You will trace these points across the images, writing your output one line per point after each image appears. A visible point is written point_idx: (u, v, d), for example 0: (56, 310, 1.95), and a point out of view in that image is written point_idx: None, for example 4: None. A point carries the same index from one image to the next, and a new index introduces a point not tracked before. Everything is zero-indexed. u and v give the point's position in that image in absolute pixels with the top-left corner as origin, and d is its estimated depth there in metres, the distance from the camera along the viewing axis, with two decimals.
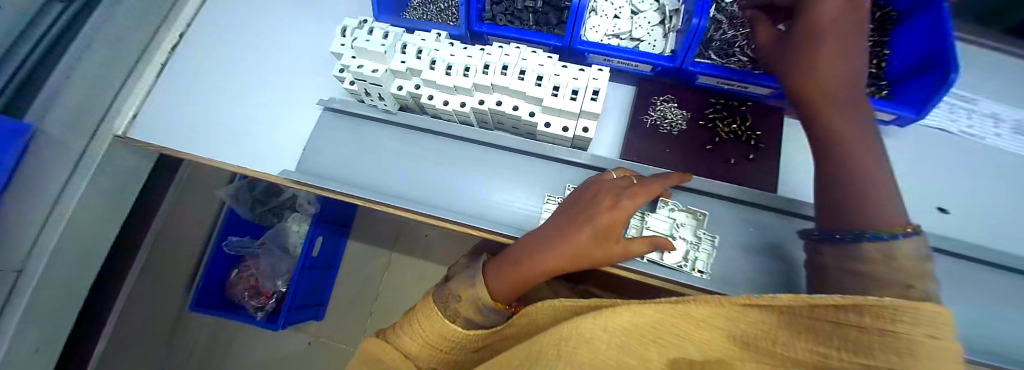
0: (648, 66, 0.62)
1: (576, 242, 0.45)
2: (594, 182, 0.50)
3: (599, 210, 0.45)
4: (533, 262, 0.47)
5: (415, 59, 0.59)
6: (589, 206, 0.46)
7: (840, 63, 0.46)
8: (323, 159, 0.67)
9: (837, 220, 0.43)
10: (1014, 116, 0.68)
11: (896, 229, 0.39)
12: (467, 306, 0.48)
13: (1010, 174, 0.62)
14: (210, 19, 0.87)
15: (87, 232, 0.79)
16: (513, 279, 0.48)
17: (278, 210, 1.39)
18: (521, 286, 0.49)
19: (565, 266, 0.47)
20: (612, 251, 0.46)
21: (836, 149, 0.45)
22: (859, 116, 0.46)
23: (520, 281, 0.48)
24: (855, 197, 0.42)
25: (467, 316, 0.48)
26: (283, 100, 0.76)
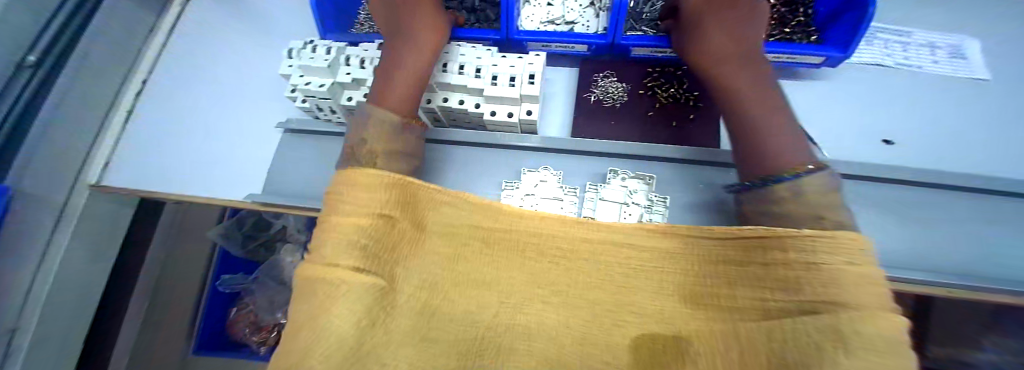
0: (584, 46, 0.64)
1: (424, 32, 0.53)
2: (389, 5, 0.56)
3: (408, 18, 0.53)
4: (403, 57, 0.51)
5: (359, 69, 0.61)
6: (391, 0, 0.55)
7: (727, 26, 0.47)
8: (287, 179, 0.69)
9: (752, 171, 0.41)
10: (946, 43, 0.70)
11: (800, 168, 0.36)
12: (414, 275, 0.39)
13: (951, 97, 0.64)
14: (174, 63, 0.88)
15: (78, 284, 0.80)
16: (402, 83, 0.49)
17: (269, 244, 1.30)
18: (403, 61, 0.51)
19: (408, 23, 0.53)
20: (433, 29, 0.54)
21: (733, 106, 0.44)
22: (755, 68, 0.45)
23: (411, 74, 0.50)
24: (758, 145, 0.40)
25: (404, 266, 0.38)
26: (246, 128, 0.78)
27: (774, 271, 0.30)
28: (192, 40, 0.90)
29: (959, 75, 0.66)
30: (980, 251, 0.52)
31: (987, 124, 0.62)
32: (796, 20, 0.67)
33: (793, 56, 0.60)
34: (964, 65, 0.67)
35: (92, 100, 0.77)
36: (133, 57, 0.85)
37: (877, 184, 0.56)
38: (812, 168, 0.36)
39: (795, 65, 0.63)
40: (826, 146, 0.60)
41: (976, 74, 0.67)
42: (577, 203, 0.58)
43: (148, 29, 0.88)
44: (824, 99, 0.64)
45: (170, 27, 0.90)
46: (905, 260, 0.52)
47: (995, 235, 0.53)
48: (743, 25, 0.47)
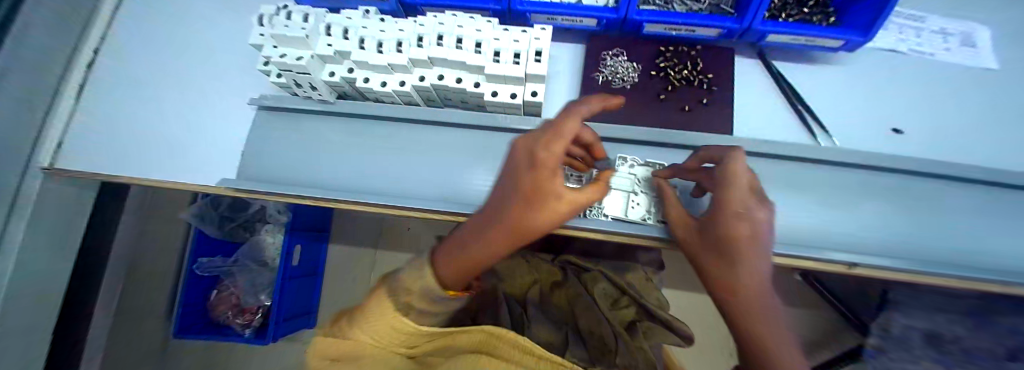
0: (593, 21, 0.58)
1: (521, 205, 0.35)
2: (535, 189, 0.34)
3: (526, 170, 0.34)
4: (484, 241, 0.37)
5: (343, 40, 0.54)
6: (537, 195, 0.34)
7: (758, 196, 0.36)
8: (264, 162, 0.63)
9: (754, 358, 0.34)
10: (958, 29, 0.69)
11: None
12: (417, 296, 0.33)
13: (961, 86, 0.63)
14: (132, 30, 0.78)
15: (37, 276, 0.73)
16: (459, 262, 0.36)
17: (249, 225, 1.32)
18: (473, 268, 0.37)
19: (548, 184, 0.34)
20: (554, 212, 0.35)
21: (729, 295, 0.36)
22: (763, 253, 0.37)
23: (471, 259, 0.36)
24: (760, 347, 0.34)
25: (420, 309, 0.34)
26: (215, 104, 0.70)
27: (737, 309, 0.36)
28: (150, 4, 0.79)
29: (969, 63, 0.65)
30: (984, 243, 0.52)
31: (993, 116, 0.61)
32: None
33: (807, 39, 0.56)
34: (973, 54, 0.66)
35: (44, 71, 0.66)
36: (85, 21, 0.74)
37: (888, 174, 0.54)
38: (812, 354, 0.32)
39: (813, 48, 0.59)
40: (841, 135, 0.58)
41: (986, 63, 0.65)
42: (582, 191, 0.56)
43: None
44: (838, 83, 0.62)
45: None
46: (909, 252, 0.53)
47: (1001, 228, 0.53)
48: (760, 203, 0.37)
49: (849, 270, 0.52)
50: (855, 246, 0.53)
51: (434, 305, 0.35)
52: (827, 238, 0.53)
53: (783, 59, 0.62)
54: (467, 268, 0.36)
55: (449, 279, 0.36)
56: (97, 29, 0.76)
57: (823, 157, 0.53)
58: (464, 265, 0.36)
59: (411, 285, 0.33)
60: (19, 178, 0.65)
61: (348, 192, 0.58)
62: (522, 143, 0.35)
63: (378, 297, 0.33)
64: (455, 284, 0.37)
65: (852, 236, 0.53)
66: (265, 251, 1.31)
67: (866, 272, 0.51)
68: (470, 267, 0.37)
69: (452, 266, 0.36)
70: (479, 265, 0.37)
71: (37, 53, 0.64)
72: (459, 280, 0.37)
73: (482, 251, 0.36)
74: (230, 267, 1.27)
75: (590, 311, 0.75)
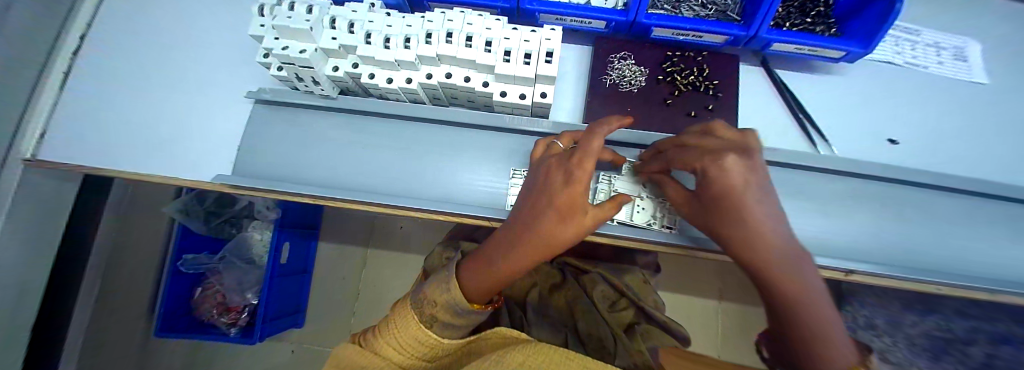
0: (602, 23, 0.58)
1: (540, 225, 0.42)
2: (553, 208, 0.41)
3: (543, 193, 0.42)
4: (506, 258, 0.43)
5: (347, 34, 0.53)
6: (564, 211, 0.40)
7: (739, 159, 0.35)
8: (261, 157, 0.61)
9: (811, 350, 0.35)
10: (950, 43, 0.71)
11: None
12: (444, 310, 0.41)
13: (953, 98, 0.65)
14: (119, 17, 0.74)
15: (10, 274, 0.70)
16: (483, 277, 0.44)
17: (236, 221, 1.29)
18: (499, 283, 0.45)
19: (559, 199, 0.40)
20: (576, 229, 0.41)
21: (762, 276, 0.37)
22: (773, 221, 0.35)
23: (499, 273, 0.44)
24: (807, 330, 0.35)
25: (445, 321, 0.42)
26: (208, 96, 0.68)
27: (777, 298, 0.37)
28: None
29: (960, 77, 0.67)
30: (976, 252, 0.54)
31: (982, 128, 0.64)
32: (816, 9, 0.65)
33: (813, 48, 0.57)
34: (964, 67, 0.69)
35: (25, 56, 0.62)
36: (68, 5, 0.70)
37: (886, 183, 0.56)
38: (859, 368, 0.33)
39: (814, 57, 0.60)
40: (842, 144, 0.60)
41: (976, 77, 0.68)
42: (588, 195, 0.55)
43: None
44: (837, 92, 0.63)
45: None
46: (903, 260, 0.54)
47: (990, 237, 0.55)
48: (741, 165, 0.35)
49: (845, 277, 0.53)
50: (853, 253, 0.54)
51: (459, 317, 0.42)
52: (827, 245, 0.54)
53: (786, 67, 0.63)
54: (496, 280, 0.44)
55: (478, 293, 0.44)
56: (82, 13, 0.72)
57: (826, 165, 0.54)
58: (493, 277, 0.44)
59: (439, 302, 0.41)
60: None
61: (350, 190, 0.57)
62: (541, 175, 0.44)
63: (405, 313, 0.42)
64: (480, 297, 0.45)
65: (850, 244, 0.54)
66: (253, 249, 1.27)
67: (860, 279, 0.53)
68: (495, 275, 0.44)
69: (481, 283, 0.44)
70: (507, 278, 0.44)
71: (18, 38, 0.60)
72: (483, 295, 0.45)
73: (507, 268, 0.44)
74: (215, 264, 1.23)
75: (589, 314, 0.76)
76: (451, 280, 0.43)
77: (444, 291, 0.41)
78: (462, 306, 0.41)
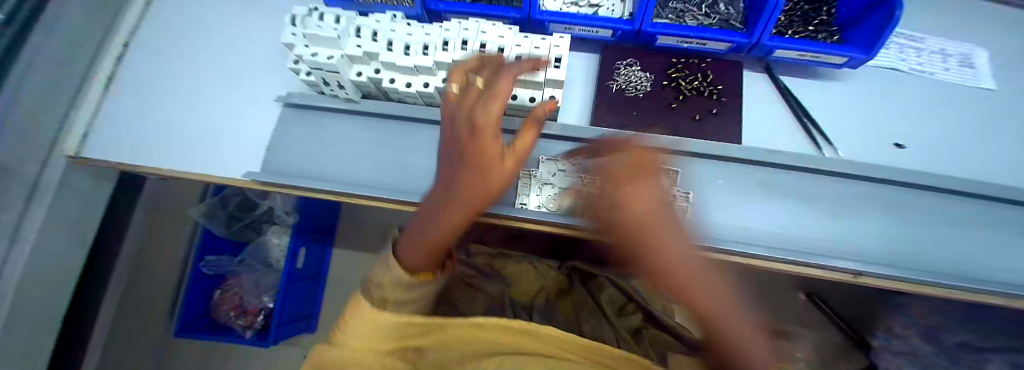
0: (609, 32, 0.61)
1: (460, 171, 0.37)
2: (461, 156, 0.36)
3: (452, 137, 0.39)
4: (433, 217, 0.38)
5: (371, 42, 0.57)
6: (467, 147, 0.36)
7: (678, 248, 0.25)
8: (287, 157, 0.65)
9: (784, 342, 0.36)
10: (958, 50, 0.72)
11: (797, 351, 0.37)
12: (392, 289, 0.39)
13: (962, 105, 0.66)
14: (159, 31, 0.82)
15: (51, 260, 0.75)
16: (417, 244, 0.39)
17: (256, 225, 1.33)
18: (434, 250, 0.40)
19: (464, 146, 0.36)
20: (494, 160, 0.36)
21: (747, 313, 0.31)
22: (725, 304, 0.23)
23: (428, 239, 0.39)
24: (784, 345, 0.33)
25: (395, 300, 0.39)
26: (239, 100, 0.73)
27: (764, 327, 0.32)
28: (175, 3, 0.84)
29: (970, 82, 0.68)
30: (991, 256, 0.54)
31: (994, 133, 0.64)
32: (819, 18, 0.66)
33: (816, 53, 0.58)
34: (971, 74, 0.69)
35: (68, 67, 0.70)
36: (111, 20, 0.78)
37: (893, 186, 0.56)
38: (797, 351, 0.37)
39: (817, 63, 0.61)
40: (846, 148, 0.60)
41: (986, 83, 0.68)
42: None
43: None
44: (842, 97, 0.64)
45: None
46: (913, 263, 0.54)
47: (1004, 241, 0.54)
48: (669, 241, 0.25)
49: (856, 279, 0.53)
50: (861, 255, 0.54)
51: (407, 289, 0.40)
52: (834, 246, 0.54)
53: (790, 73, 0.65)
54: (430, 247, 0.39)
55: (419, 264, 0.40)
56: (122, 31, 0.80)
57: (829, 167, 0.55)
58: (426, 245, 0.39)
59: (385, 280, 0.40)
60: (43, 163, 0.66)
61: (368, 187, 0.61)
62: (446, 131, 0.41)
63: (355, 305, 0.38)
64: (423, 268, 0.41)
65: (858, 246, 0.54)
66: (269, 253, 1.32)
67: (872, 282, 0.52)
68: (424, 241, 0.39)
69: (417, 253, 0.40)
70: (442, 242, 0.39)
71: (58, 49, 0.67)
72: (426, 263, 0.41)
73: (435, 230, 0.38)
74: (235, 267, 1.28)
75: (595, 318, 0.75)
76: (393, 258, 0.41)
77: (386, 268, 0.40)
78: (400, 276, 0.39)
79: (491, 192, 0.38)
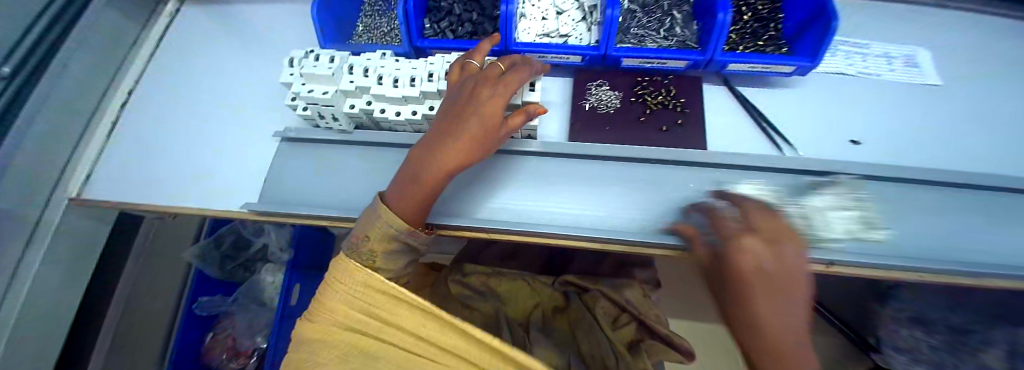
0: (578, 57, 0.68)
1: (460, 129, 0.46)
2: (459, 115, 0.46)
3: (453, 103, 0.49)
4: (429, 163, 0.45)
5: (363, 77, 0.62)
6: (466, 108, 0.46)
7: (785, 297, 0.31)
8: (285, 187, 0.68)
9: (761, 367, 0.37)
10: (899, 53, 0.79)
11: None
12: (379, 239, 0.44)
13: (908, 102, 0.72)
14: (163, 78, 0.88)
15: (48, 301, 0.75)
16: (413, 192, 0.45)
17: (249, 264, 1.32)
18: (427, 200, 0.46)
19: (464, 108, 0.47)
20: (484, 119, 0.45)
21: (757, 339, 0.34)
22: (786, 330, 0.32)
23: (422, 188, 0.45)
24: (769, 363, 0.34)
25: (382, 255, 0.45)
26: (238, 138, 0.78)
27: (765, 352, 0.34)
28: (175, 52, 0.91)
29: (914, 81, 0.74)
30: (956, 237, 0.57)
31: (941, 125, 0.69)
32: (767, 34, 0.74)
33: (765, 65, 0.65)
34: (918, 73, 0.76)
35: (72, 116, 0.74)
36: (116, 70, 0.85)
37: (852, 180, 0.60)
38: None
39: (770, 74, 0.68)
40: (807, 147, 0.65)
41: (928, 80, 0.75)
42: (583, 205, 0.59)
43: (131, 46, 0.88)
44: (797, 102, 0.70)
45: (152, 49, 0.92)
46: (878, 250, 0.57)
47: (964, 223, 0.58)
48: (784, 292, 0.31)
49: (828, 269, 0.56)
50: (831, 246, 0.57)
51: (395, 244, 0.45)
52: (806, 238, 0.57)
53: (747, 84, 0.71)
54: (422, 194, 0.45)
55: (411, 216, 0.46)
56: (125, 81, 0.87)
57: (792, 165, 0.59)
58: (418, 194, 0.45)
59: (376, 231, 0.44)
60: (43, 207, 0.69)
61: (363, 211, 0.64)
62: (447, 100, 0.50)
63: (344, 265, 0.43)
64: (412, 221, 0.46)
65: None
66: (263, 292, 1.29)
67: (843, 270, 0.56)
68: (420, 192, 0.45)
69: (409, 203, 0.45)
70: (433, 190, 0.45)
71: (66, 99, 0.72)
72: (417, 214, 0.46)
73: (431, 175, 0.44)
74: (229, 306, 1.26)
75: (590, 333, 0.75)
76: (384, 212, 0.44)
77: (380, 224, 0.44)
78: (396, 225, 0.44)
79: (483, 143, 0.46)
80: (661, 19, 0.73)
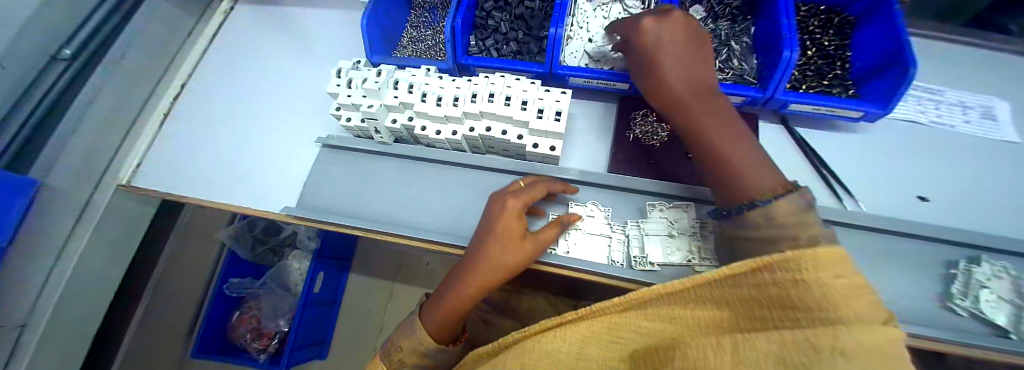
0: (625, 86, 0.65)
1: (491, 250, 0.48)
2: (487, 223, 0.50)
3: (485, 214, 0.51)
4: (462, 284, 0.49)
5: (407, 94, 0.63)
6: (492, 217, 0.50)
7: (684, 79, 0.51)
8: (321, 193, 0.70)
9: (730, 197, 0.45)
10: (977, 102, 0.72)
11: (769, 193, 0.41)
12: (409, 354, 0.50)
13: (986, 158, 0.65)
14: (213, 72, 0.93)
15: (95, 274, 0.80)
16: (441, 314, 0.49)
17: (278, 249, 1.39)
18: (451, 318, 0.48)
19: (494, 223, 0.49)
20: (504, 231, 0.48)
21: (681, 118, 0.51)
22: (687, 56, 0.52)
23: (452, 303, 0.48)
24: (725, 169, 0.46)
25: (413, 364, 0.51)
26: (280, 138, 0.80)
27: (751, 277, 0.28)
28: (227, 45, 0.96)
29: (992, 135, 0.68)
30: None
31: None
32: (832, 72, 0.68)
33: (830, 108, 0.60)
34: (994, 126, 0.69)
35: (124, 105, 0.80)
36: (168, 64, 0.89)
37: (919, 241, 0.55)
38: (787, 190, 0.40)
39: (834, 116, 0.63)
40: (868, 200, 0.60)
41: (1008, 135, 0.68)
42: (623, 242, 0.58)
43: (183, 40, 0.93)
44: (862, 149, 0.65)
45: (203, 43, 0.96)
46: (943, 321, 0.52)
47: None
48: (672, 57, 0.52)
49: None
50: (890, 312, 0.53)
51: (425, 358, 0.51)
52: None
53: (806, 125, 0.67)
54: (447, 315, 0.48)
55: (435, 333, 0.49)
56: (177, 73, 0.91)
57: (851, 221, 0.55)
58: (445, 317, 0.48)
59: (406, 346, 0.50)
60: (93, 190, 0.75)
61: (395, 226, 0.64)
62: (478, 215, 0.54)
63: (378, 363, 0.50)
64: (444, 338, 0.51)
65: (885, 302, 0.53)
66: (289, 276, 1.36)
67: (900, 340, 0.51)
68: (458, 306, 0.48)
69: (437, 322, 0.49)
70: (462, 309, 0.49)
71: (113, 89, 0.77)
72: (443, 331, 0.49)
73: (462, 293, 0.48)
74: (257, 289, 1.32)
75: None
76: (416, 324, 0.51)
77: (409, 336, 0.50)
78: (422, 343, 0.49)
79: (511, 262, 0.48)
80: (717, 49, 0.70)
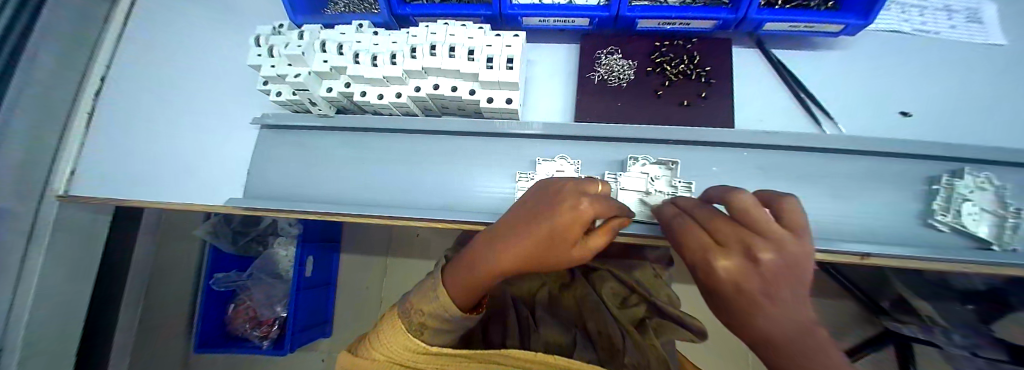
0: (585, 20, 0.58)
1: (543, 250, 0.40)
2: (543, 219, 0.39)
3: (540, 201, 0.41)
4: (495, 259, 0.41)
5: (339, 56, 0.55)
6: (549, 209, 0.39)
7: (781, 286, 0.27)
8: (271, 180, 0.64)
9: None
10: (961, 5, 0.67)
11: None
12: (432, 318, 0.41)
13: (972, 62, 0.61)
14: (139, 52, 0.78)
15: (60, 292, 0.76)
16: (471, 281, 0.41)
17: (262, 238, 1.36)
18: (479, 287, 0.42)
19: (549, 224, 0.38)
20: (565, 238, 0.39)
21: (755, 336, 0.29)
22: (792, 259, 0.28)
23: (481, 274, 0.41)
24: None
25: (435, 327, 0.42)
26: (218, 124, 0.72)
27: None
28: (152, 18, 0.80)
29: (978, 40, 0.63)
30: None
31: (1010, 90, 0.59)
32: None
33: (805, 25, 0.54)
34: (980, 30, 0.64)
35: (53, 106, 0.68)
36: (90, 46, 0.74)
37: (903, 159, 0.53)
38: None
39: (811, 34, 0.57)
40: (847, 121, 0.57)
41: (993, 40, 0.63)
42: None
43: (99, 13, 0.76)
44: (843, 66, 0.60)
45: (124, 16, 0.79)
46: (918, 237, 0.52)
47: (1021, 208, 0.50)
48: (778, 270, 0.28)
49: (862, 260, 0.51)
50: (863, 234, 0.52)
51: (447, 323, 0.42)
52: (838, 226, 0.52)
53: (783, 47, 0.61)
54: (477, 286, 0.41)
55: (460, 300, 0.42)
56: None
57: (833, 145, 0.51)
58: (475, 284, 0.41)
59: (428, 309, 0.41)
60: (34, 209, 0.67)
61: (352, 205, 0.59)
62: (523, 207, 0.43)
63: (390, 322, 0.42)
64: (467, 306, 0.43)
65: (862, 224, 0.52)
66: (278, 264, 1.33)
67: (881, 263, 0.50)
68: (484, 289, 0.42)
69: (467, 290, 0.41)
70: (489, 284, 0.42)
71: (38, 91, 0.65)
72: (470, 299, 0.42)
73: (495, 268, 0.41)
74: (244, 281, 1.30)
75: (596, 310, 0.73)
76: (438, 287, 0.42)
77: (429, 300, 0.41)
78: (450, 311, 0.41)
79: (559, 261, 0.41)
80: None
